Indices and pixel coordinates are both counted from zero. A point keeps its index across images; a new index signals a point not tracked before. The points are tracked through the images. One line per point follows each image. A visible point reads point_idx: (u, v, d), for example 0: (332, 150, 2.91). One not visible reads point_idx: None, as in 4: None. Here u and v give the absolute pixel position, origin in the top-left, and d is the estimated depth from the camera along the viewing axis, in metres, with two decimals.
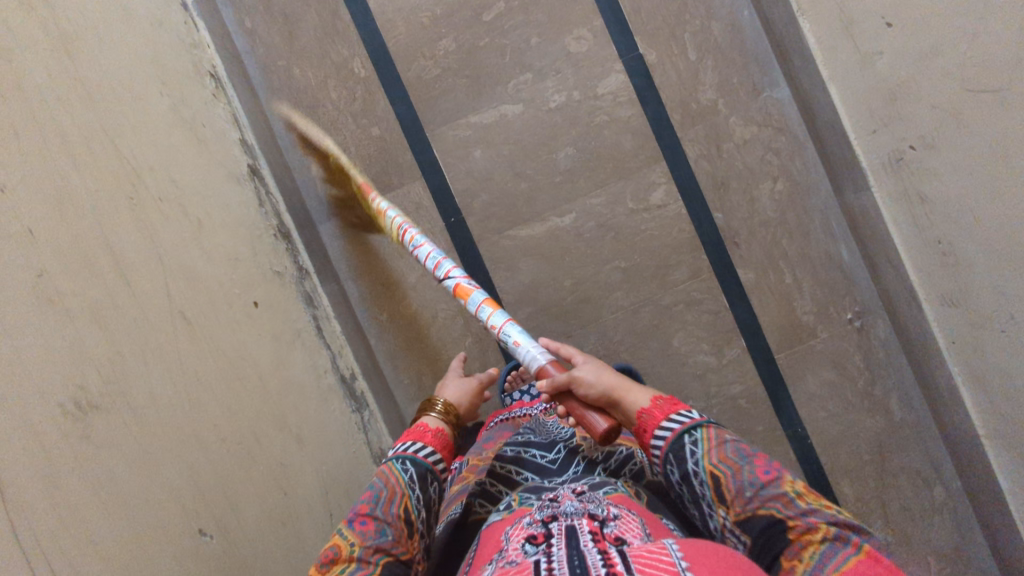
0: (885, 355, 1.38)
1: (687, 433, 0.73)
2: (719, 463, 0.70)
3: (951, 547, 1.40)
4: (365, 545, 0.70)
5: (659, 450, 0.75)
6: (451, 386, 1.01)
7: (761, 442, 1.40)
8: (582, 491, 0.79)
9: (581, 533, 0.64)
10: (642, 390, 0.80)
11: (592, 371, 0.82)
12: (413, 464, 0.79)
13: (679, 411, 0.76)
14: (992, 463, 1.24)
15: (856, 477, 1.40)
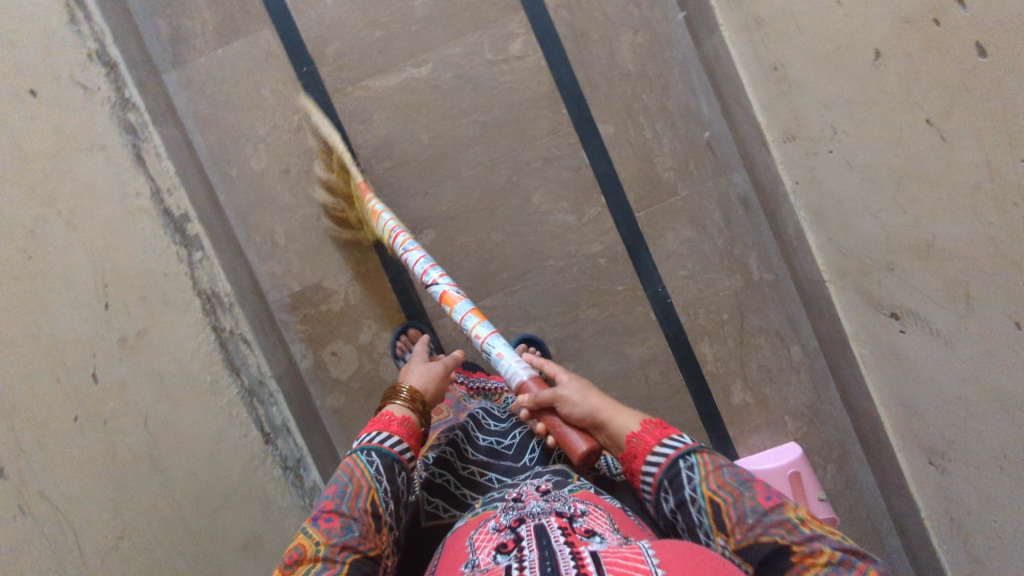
0: (744, 213, 1.38)
1: (684, 456, 0.73)
2: (718, 489, 0.70)
3: (806, 407, 1.42)
4: (330, 543, 0.69)
5: (650, 479, 0.74)
6: (416, 369, 0.97)
7: (622, 301, 1.40)
8: (547, 489, 0.81)
9: (550, 530, 0.67)
10: (625, 415, 0.80)
11: (576, 391, 0.84)
12: (379, 454, 0.78)
13: (670, 436, 0.76)
14: (838, 308, 1.26)
15: (715, 336, 1.40)
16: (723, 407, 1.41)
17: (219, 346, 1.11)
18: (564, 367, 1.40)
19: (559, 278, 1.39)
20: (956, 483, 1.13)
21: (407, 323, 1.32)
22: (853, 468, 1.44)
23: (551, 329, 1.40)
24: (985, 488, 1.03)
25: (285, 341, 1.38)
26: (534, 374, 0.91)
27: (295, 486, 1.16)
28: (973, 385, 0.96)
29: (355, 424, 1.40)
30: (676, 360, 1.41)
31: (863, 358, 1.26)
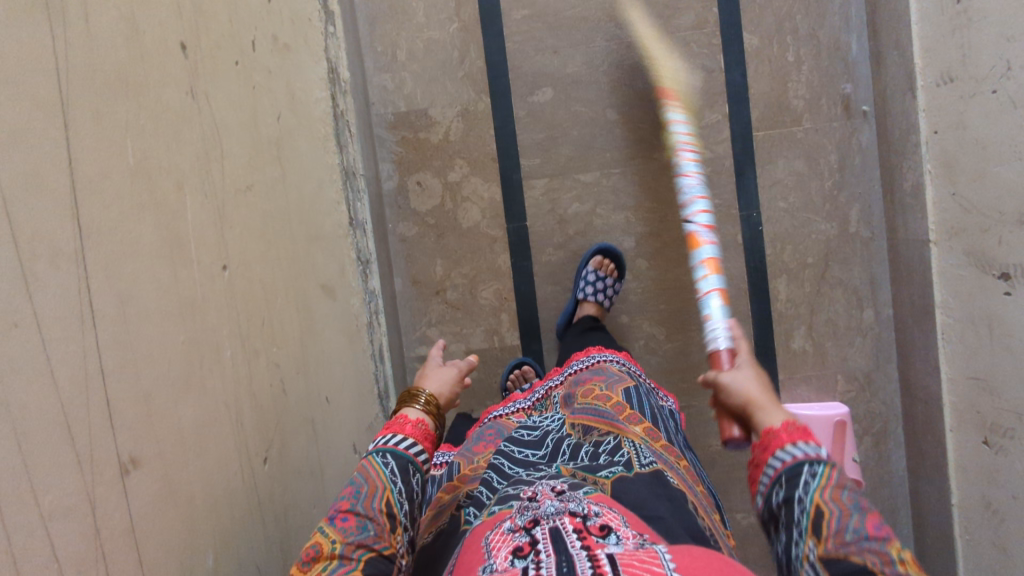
0: (860, 163, 1.36)
1: (807, 465, 0.59)
2: (831, 502, 0.57)
3: (861, 374, 1.40)
4: (345, 542, 0.65)
5: (770, 473, 0.61)
6: (431, 371, 0.90)
7: (714, 216, 1.37)
8: (562, 489, 0.73)
9: (565, 535, 0.62)
10: (784, 408, 0.66)
11: (738, 378, 0.70)
12: (393, 456, 0.72)
13: (802, 439, 0.61)
14: (934, 271, 1.23)
15: (794, 277, 1.38)
16: (782, 349, 1.39)
17: (332, 117, 1.10)
18: (637, 264, 1.38)
19: (659, 174, 1.37)
20: (1010, 466, 1.11)
21: (603, 250, 1.33)
22: (889, 447, 1.41)
23: (635, 222, 1.38)
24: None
25: (376, 157, 1.37)
26: (731, 348, 0.80)
27: (361, 278, 1.15)
28: None
29: (419, 258, 1.39)
30: (748, 288, 1.38)
31: (944, 327, 1.23)
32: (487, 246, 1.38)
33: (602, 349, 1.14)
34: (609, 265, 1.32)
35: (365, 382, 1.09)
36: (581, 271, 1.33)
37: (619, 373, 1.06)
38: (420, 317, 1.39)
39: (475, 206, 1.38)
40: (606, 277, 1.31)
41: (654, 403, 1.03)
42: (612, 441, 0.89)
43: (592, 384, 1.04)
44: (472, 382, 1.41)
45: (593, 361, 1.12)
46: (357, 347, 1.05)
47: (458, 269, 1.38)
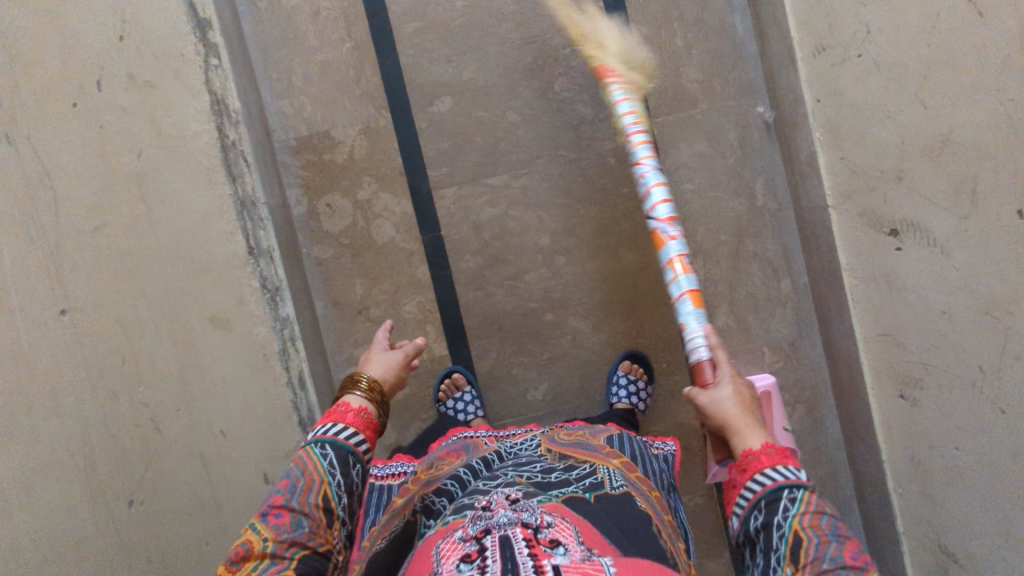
0: (759, 139, 1.38)
1: (787, 490, 0.69)
2: (808, 528, 0.67)
3: (786, 344, 1.42)
4: (279, 540, 0.68)
5: (749, 499, 0.71)
6: (376, 358, 0.95)
7: (624, 206, 1.39)
8: (516, 498, 0.78)
9: (514, 542, 0.66)
10: (757, 430, 0.77)
11: (712, 400, 0.82)
12: (332, 448, 0.76)
13: (784, 466, 0.72)
14: (836, 236, 1.26)
15: (709, 256, 1.40)
16: (706, 327, 1.41)
17: (221, 150, 1.08)
18: (556, 261, 1.39)
19: (566, 170, 1.38)
20: (926, 417, 1.14)
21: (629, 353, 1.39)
22: (822, 413, 1.43)
23: (549, 220, 1.39)
24: (958, 419, 1.05)
25: (283, 183, 1.36)
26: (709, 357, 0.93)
27: (269, 306, 1.12)
28: (964, 298, 0.97)
29: (338, 280, 1.38)
30: (666, 272, 1.40)
31: (852, 289, 1.25)
32: (404, 260, 1.38)
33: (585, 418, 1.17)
34: (639, 368, 1.37)
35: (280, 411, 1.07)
36: (612, 376, 1.37)
37: (606, 427, 1.15)
38: (346, 338, 1.38)
39: (387, 221, 1.38)
40: (637, 379, 1.36)
41: (632, 449, 1.07)
42: (587, 466, 0.94)
43: (578, 430, 1.11)
44: (404, 397, 1.40)
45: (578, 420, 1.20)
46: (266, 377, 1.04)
47: (378, 287, 1.38)
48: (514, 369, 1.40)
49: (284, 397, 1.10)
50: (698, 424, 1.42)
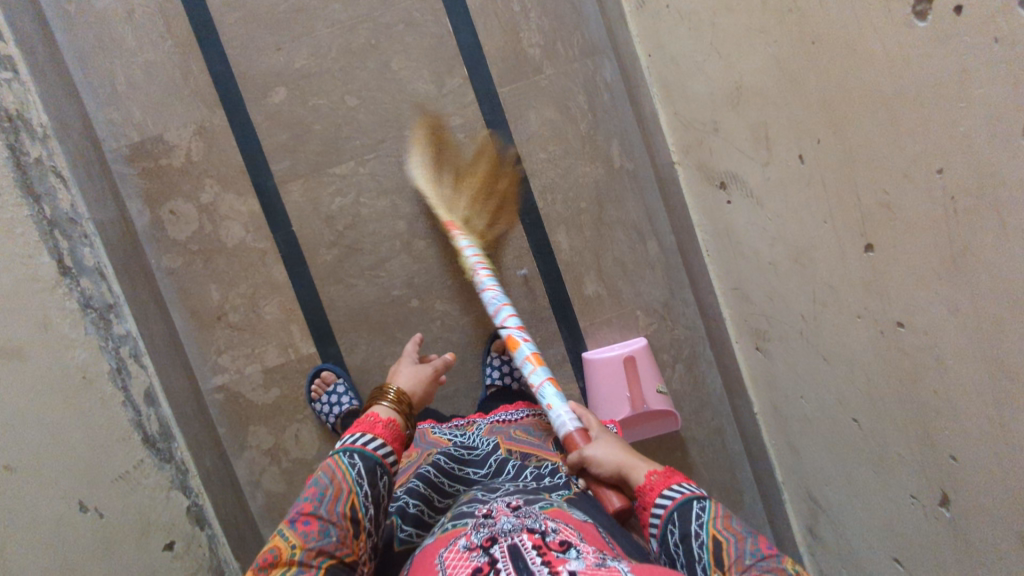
0: (609, 99, 1.35)
1: (696, 500, 0.75)
2: (723, 531, 0.72)
3: (659, 305, 1.40)
4: (307, 548, 0.72)
5: (661, 513, 0.76)
6: (406, 371, 1.05)
7: (479, 182, 1.35)
8: (517, 506, 0.79)
9: (525, 552, 0.66)
10: (649, 462, 0.84)
11: (603, 450, 0.87)
12: (360, 458, 0.80)
13: (674, 484, 0.78)
14: (684, 191, 1.23)
15: (572, 224, 1.37)
16: (576, 297, 1.38)
17: (15, 169, 1.04)
18: (415, 246, 1.36)
19: (415, 151, 1.34)
20: (775, 367, 1.12)
21: (503, 333, 1.37)
22: (702, 370, 1.41)
23: (403, 204, 1.35)
24: (799, 369, 1.02)
25: (120, 194, 1.31)
26: (580, 426, 0.94)
27: (96, 325, 1.10)
28: (781, 248, 0.94)
29: (192, 288, 1.34)
30: (529, 245, 1.37)
31: (705, 243, 1.24)
32: (259, 261, 1.34)
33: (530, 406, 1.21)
34: (512, 347, 1.35)
35: (113, 431, 1.05)
36: (486, 357, 1.35)
37: (550, 428, 1.17)
38: (208, 346, 1.35)
39: (235, 222, 1.33)
40: (511, 359, 1.34)
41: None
42: (555, 469, 0.99)
43: (529, 433, 1.14)
44: (277, 400, 1.37)
45: (522, 414, 1.21)
46: (86, 399, 1.01)
47: (235, 290, 1.35)
48: (386, 359, 1.38)
49: (117, 415, 1.07)
50: (580, 395, 1.40)
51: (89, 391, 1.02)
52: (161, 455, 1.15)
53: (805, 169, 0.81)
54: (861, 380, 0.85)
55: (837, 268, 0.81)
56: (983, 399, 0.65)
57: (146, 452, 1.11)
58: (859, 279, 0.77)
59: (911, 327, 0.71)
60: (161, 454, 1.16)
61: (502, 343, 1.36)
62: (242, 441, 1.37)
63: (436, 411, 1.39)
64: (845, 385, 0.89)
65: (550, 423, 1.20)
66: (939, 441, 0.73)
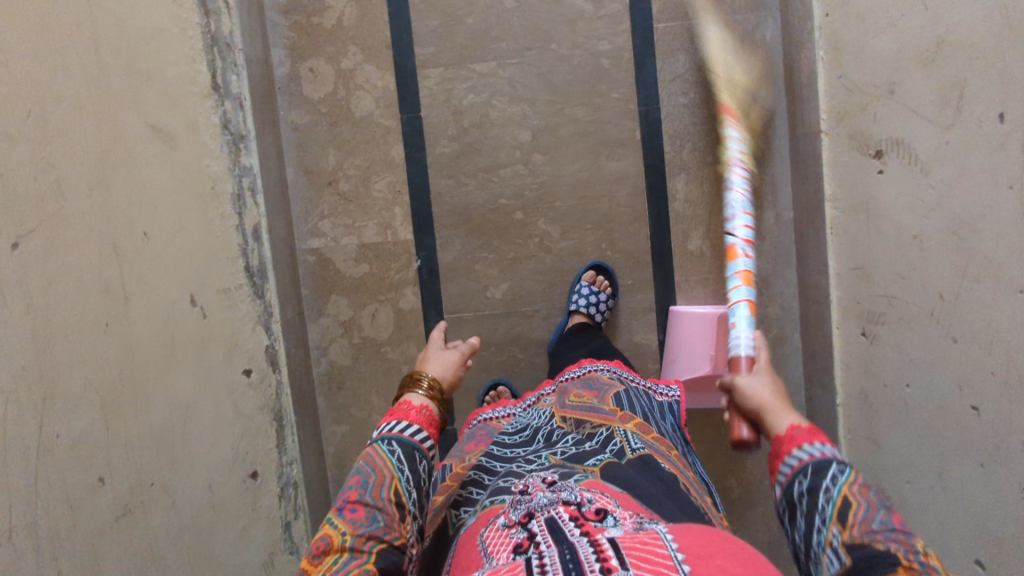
0: (764, 58, 1.31)
1: (835, 461, 0.64)
2: (858, 494, 0.62)
3: (759, 277, 1.37)
4: (357, 534, 0.71)
5: (789, 468, 0.66)
6: (434, 356, 1.00)
7: (611, 111, 1.33)
8: (552, 480, 0.76)
9: (563, 523, 0.63)
10: (791, 412, 0.71)
11: (752, 382, 0.77)
12: (399, 444, 0.80)
13: (816, 441, 0.66)
14: (823, 161, 1.19)
15: (693, 175, 1.34)
16: (678, 249, 1.36)
17: None
18: (533, 158, 1.35)
19: (557, 65, 1.33)
20: (882, 354, 1.09)
21: (596, 263, 1.35)
22: (786, 353, 1.38)
23: (532, 114, 1.34)
24: (914, 354, 0.99)
25: (267, 40, 1.33)
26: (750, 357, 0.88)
27: (229, 149, 1.13)
28: (935, 220, 0.90)
29: (311, 147, 1.37)
30: (645, 186, 1.35)
31: (832, 220, 1.20)
32: (380, 137, 1.36)
33: (589, 360, 1.15)
34: (603, 280, 1.34)
35: (223, 250, 1.07)
36: (575, 284, 1.34)
37: (610, 381, 1.08)
38: (312, 208, 1.38)
39: (367, 94, 1.35)
40: (600, 292, 1.33)
41: (647, 402, 1.05)
42: (604, 432, 0.93)
43: (585, 391, 1.05)
44: (364, 276, 1.39)
45: (585, 370, 1.13)
46: (211, 210, 1.04)
47: (351, 160, 1.37)
48: (477, 264, 1.38)
49: (229, 237, 1.10)
50: (656, 347, 1.39)
51: (213, 204, 1.05)
52: (255, 289, 1.18)
53: (1001, 130, 0.77)
54: (998, 362, 0.81)
55: (1007, 241, 0.78)
56: None
57: (245, 281, 1.14)
58: None
59: None
60: (255, 288, 1.19)
61: (593, 274, 1.35)
62: (321, 308, 1.40)
63: (512, 326, 1.40)
64: (975, 370, 0.86)
65: (614, 375, 1.10)
66: None
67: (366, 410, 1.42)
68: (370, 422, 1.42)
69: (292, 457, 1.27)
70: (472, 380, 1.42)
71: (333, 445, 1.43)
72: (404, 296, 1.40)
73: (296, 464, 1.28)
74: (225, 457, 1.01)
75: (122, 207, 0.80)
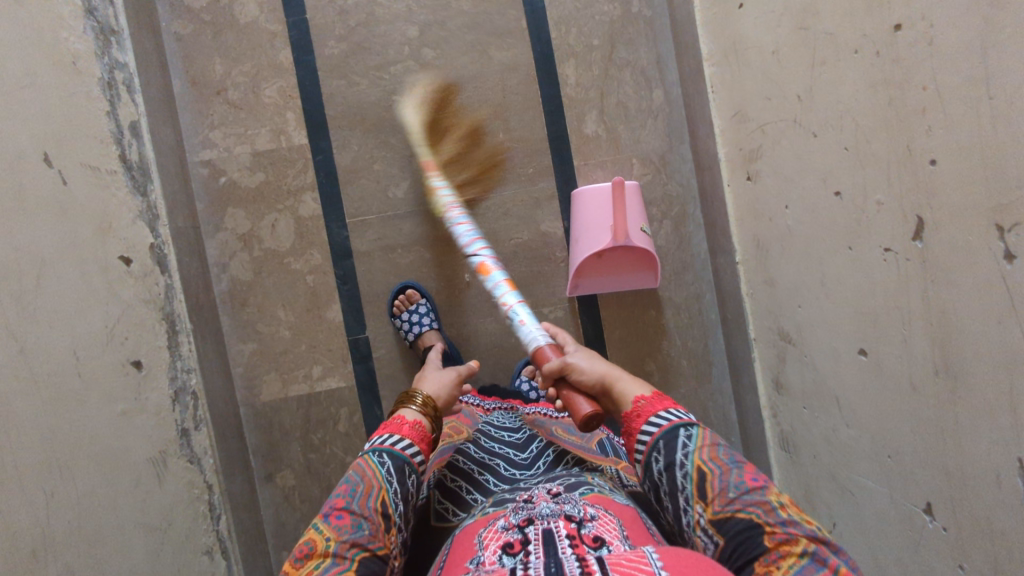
0: None
1: (683, 428, 0.71)
2: (709, 462, 0.68)
3: (656, 157, 1.39)
4: (341, 540, 0.68)
5: (646, 442, 0.72)
6: (430, 375, 0.94)
7: (495, 2, 1.36)
8: (557, 492, 0.74)
9: (557, 539, 0.61)
10: (634, 381, 0.80)
11: (585, 360, 0.82)
12: (390, 456, 0.77)
13: (664, 411, 0.74)
14: (700, 22, 1.23)
15: (582, 60, 1.37)
16: (574, 134, 1.38)
17: None
18: (422, 53, 1.36)
19: None
20: (764, 189, 1.11)
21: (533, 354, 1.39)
22: (689, 231, 1.40)
23: (417, 10, 1.35)
24: (789, 169, 1.01)
25: None
26: (552, 344, 0.91)
27: (96, 35, 1.09)
28: (786, 23, 0.94)
29: (195, 57, 1.34)
30: (535, 74, 1.37)
31: (712, 79, 1.23)
32: (267, 42, 1.35)
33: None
34: None
35: (91, 126, 1.04)
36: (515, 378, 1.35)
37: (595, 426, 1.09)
38: (202, 119, 1.35)
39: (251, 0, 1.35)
40: None
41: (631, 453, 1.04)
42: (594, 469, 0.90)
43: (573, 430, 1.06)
44: (260, 186, 1.36)
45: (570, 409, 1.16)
46: (72, 81, 1.01)
47: (238, 67, 1.35)
48: (376, 165, 1.37)
49: (97, 116, 1.06)
50: (564, 236, 1.39)
51: (76, 78, 1.02)
52: (134, 183, 1.13)
53: None
54: (849, 134, 0.84)
55: (841, 9, 0.81)
56: (967, 67, 0.64)
57: (120, 168, 1.10)
58: (861, 0, 0.77)
59: (908, 26, 0.70)
60: (135, 183, 1.14)
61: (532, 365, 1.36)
62: (218, 222, 1.36)
63: (417, 227, 1.38)
64: (832, 153, 0.88)
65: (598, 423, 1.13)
66: (919, 149, 0.72)
67: (272, 326, 1.37)
68: (278, 337, 1.37)
69: (188, 365, 1.19)
70: (381, 286, 1.39)
71: (241, 366, 1.37)
72: (304, 203, 1.37)
73: (193, 373, 1.20)
74: (98, 331, 0.95)
75: None
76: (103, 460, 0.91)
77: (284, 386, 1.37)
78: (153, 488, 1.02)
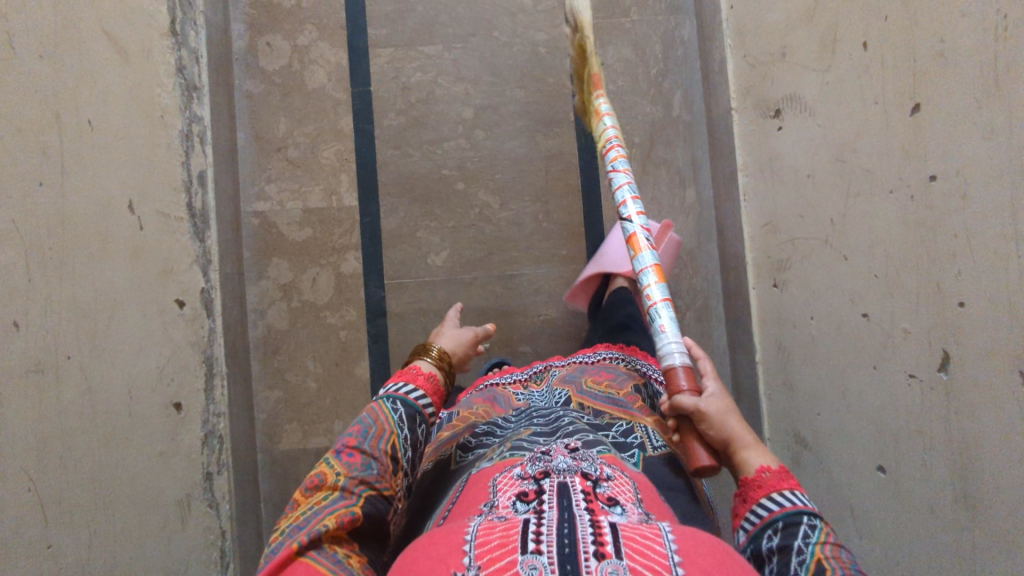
0: (681, 55, 1.48)
1: (806, 516, 0.63)
2: (830, 560, 0.59)
3: (684, 251, 1.47)
4: (349, 476, 0.69)
5: (758, 518, 0.65)
6: (448, 333, 1.00)
7: (548, 94, 1.46)
8: (575, 446, 0.68)
9: (572, 492, 0.56)
10: (761, 449, 0.73)
11: (721, 412, 0.76)
12: (403, 404, 0.77)
13: (788, 491, 0.66)
14: (736, 135, 1.32)
15: (622, 155, 1.46)
16: (610, 222, 1.46)
17: None
18: (474, 133, 1.45)
19: (498, 51, 1.46)
20: (790, 297, 1.17)
21: None
22: (711, 324, 1.46)
23: (474, 93, 1.45)
24: (817, 284, 1.07)
25: (228, 15, 1.42)
26: (687, 364, 0.84)
27: (182, 92, 1.17)
28: (824, 153, 1.02)
29: (263, 115, 1.43)
30: (578, 163, 1.46)
31: (744, 187, 1.31)
32: (331, 108, 1.44)
33: (605, 346, 1.13)
34: None
35: (167, 176, 1.10)
36: None
37: (626, 370, 1.07)
38: (260, 172, 1.42)
39: (321, 69, 1.44)
40: None
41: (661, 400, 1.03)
42: (624, 423, 0.90)
43: (601, 376, 1.03)
44: (307, 240, 1.42)
45: (599, 358, 1.11)
46: (158, 135, 1.08)
47: (301, 129, 1.43)
48: (419, 232, 1.44)
49: (174, 167, 1.12)
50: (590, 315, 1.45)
51: (162, 131, 1.09)
52: (196, 230, 1.19)
53: (865, 56, 0.91)
54: (879, 264, 0.91)
55: (879, 151, 0.89)
56: (997, 226, 0.71)
57: (186, 217, 1.15)
58: (899, 147, 0.85)
59: (942, 178, 0.78)
60: (196, 231, 1.19)
61: None
62: (261, 270, 1.41)
63: (452, 294, 1.44)
64: (862, 279, 0.95)
65: (627, 365, 1.09)
66: (948, 289, 0.79)
67: (300, 375, 1.40)
68: (305, 388, 1.40)
69: (219, 410, 1.20)
70: (410, 347, 1.43)
71: (264, 413, 1.39)
72: (346, 261, 1.42)
73: (223, 417, 1.21)
74: (150, 373, 0.98)
75: (69, 80, 0.86)
76: (136, 501, 0.92)
77: (303, 437, 1.40)
78: (175, 530, 1.02)
